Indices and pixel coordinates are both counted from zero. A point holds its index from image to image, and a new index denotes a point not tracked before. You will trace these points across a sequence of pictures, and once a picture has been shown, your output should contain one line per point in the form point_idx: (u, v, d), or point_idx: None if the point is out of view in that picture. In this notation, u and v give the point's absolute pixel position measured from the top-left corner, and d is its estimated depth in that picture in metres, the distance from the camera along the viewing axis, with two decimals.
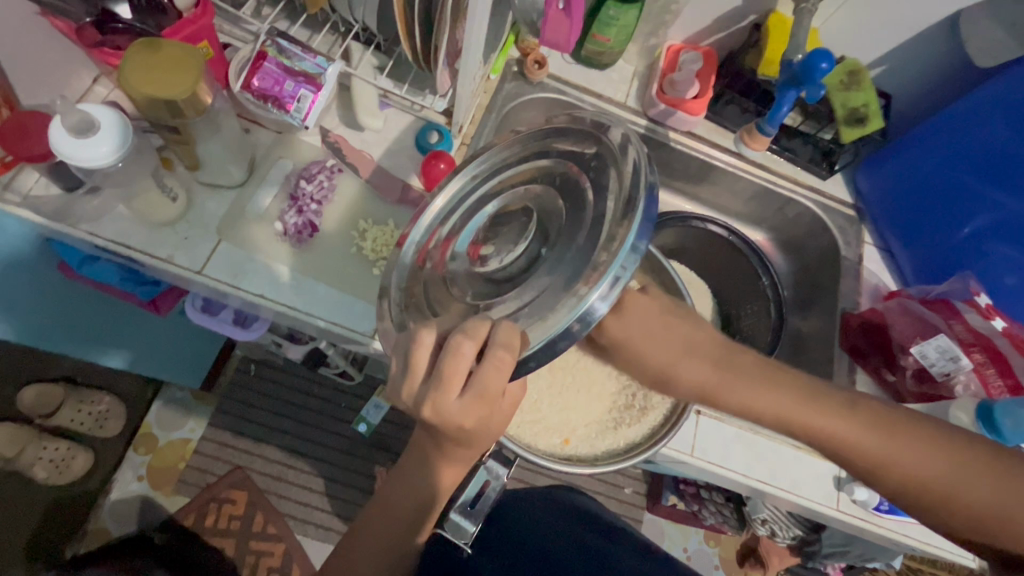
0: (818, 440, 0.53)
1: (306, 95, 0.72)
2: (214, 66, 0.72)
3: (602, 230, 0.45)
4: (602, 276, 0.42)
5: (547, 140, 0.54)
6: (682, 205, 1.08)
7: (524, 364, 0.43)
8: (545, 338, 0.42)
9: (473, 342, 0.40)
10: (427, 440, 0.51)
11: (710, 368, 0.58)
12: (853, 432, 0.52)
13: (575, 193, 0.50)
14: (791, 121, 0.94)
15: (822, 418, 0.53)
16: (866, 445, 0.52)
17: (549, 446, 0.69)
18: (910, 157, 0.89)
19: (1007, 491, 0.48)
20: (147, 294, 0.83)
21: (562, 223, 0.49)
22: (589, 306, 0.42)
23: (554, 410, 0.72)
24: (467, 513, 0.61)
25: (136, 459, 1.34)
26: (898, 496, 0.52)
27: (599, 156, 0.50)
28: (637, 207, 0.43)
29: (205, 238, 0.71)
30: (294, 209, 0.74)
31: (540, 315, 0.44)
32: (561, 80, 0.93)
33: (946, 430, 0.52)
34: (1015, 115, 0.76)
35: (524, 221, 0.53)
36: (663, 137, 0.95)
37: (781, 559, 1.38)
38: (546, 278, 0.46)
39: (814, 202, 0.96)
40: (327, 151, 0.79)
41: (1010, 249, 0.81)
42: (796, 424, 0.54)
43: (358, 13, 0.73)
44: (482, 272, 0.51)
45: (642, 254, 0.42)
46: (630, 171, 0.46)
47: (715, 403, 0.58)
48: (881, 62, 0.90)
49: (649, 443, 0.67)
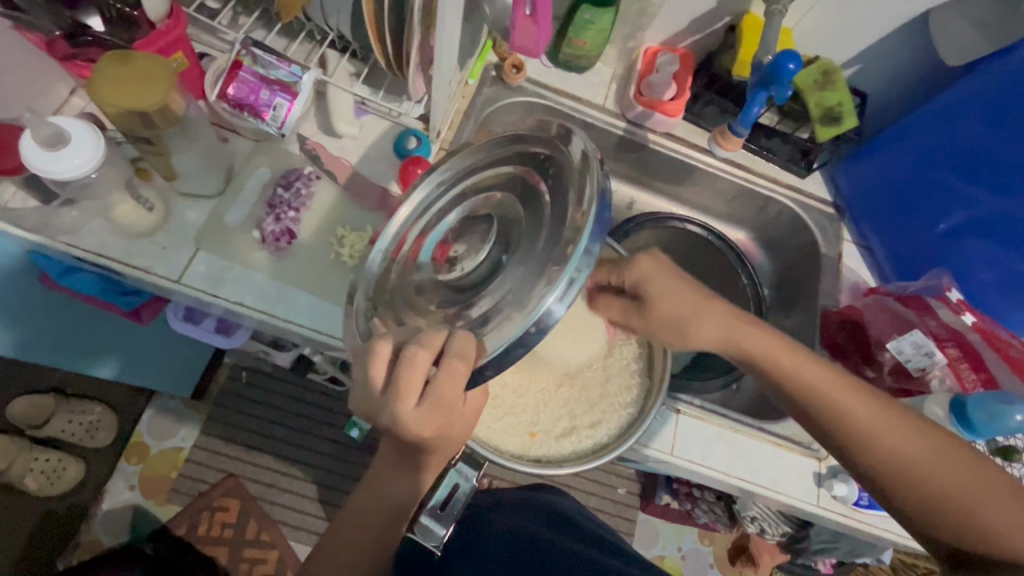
0: (812, 404, 0.58)
1: (282, 104, 0.73)
2: (189, 77, 0.73)
3: (559, 235, 0.46)
4: (557, 281, 0.43)
5: (509, 148, 0.54)
6: (665, 206, 1.08)
7: (482, 372, 0.43)
8: (501, 347, 0.43)
9: (427, 352, 0.41)
10: (398, 448, 0.51)
11: (727, 322, 0.61)
12: (846, 401, 0.57)
13: (535, 200, 0.51)
14: (768, 121, 0.95)
15: (822, 378, 0.58)
16: (856, 416, 0.56)
17: (519, 446, 0.68)
18: (893, 155, 0.90)
19: (973, 479, 0.52)
20: (129, 304, 0.83)
21: (523, 229, 0.50)
22: (546, 309, 0.42)
23: (524, 406, 0.71)
24: (438, 517, 0.60)
25: (128, 469, 1.33)
26: (873, 473, 0.56)
27: (557, 163, 0.51)
28: (590, 213, 0.44)
29: (183, 248, 0.71)
30: (272, 216, 0.75)
31: (498, 323, 0.44)
32: (540, 84, 0.94)
33: (929, 420, 0.56)
34: (989, 113, 0.77)
35: (486, 227, 0.53)
36: (642, 139, 0.96)
37: (772, 556, 1.38)
38: (506, 285, 0.47)
39: (792, 199, 0.97)
40: (305, 158, 0.79)
41: (986, 245, 0.81)
42: (794, 385, 0.59)
43: (332, 22, 0.74)
44: (448, 279, 0.52)
45: (596, 258, 0.43)
46: (584, 178, 0.47)
47: (728, 351, 0.62)
48: (854, 62, 0.91)
49: (619, 441, 0.67)
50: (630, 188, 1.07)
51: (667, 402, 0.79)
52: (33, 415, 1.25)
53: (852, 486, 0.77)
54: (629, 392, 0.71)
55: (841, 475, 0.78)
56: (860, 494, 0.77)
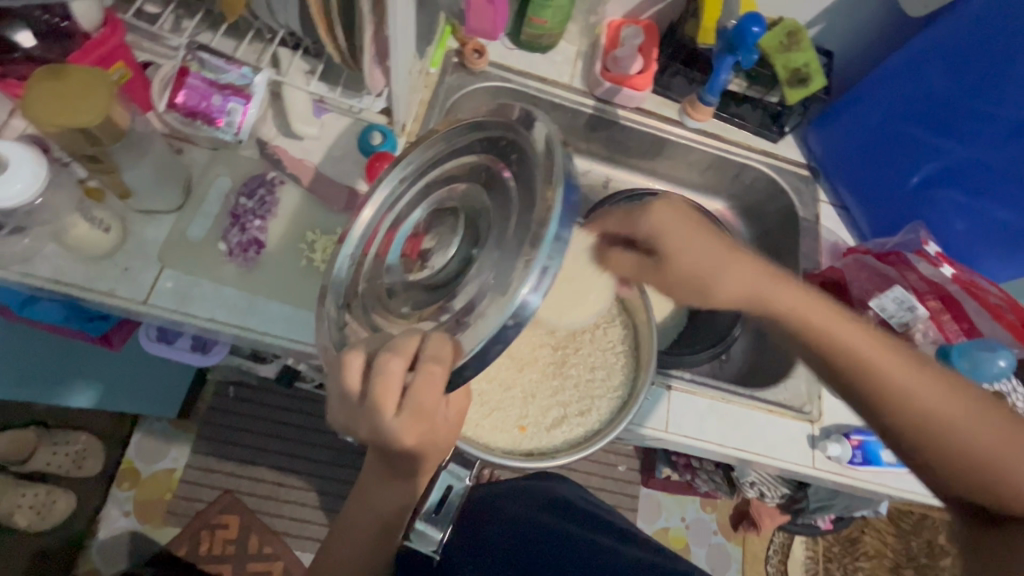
0: (846, 371, 0.53)
1: (236, 108, 0.71)
2: (133, 88, 0.70)
3: (524, 222, 0.44)
4: (530, 270, 0.41)
5: (468, 137, 0.52)
6: (641, 182, 1.07)
7: (461, 373, 0.42)
8: (478, 345, 0.41)
9: (401, 359, 0.40)
10: (383, 458, 0.50)
11: (753, 277, 0.56)
12: (886, 366, 0.51)
13: (499, 188, 0.48)
14: (737, 88, 0.93)
15: (851, 335, 0.53)
16: (896, 384, 0.50)
17: (509, 442, 0.66)
18: (862, 110, 0.89)
19: (1008, 440, 0.47)
20: (98, 331, 0.79)
21: (489, 221, 0.48)
22: (522, 300, 0.41)
23: (511, 400, 0.70)
24: (433, 521, 0.58)
25: (120, 494, 1.32)
26: (914, 449, 0.50)
27: (519, 147, 0.49)
28: (556, 197, 0.42)
29: (148, 267, 0.68)
30: (236, 227, 0.72)
31: (472, 320, 0.43)
32: (503, 68, 0.92)
33: (968, 382, 0.51)
34: (954, 61, 0.76)
35: (454, 220, 0.52)
36: (612, 116, 0.95)
37: (773, 519, 1.37)
38: (479, 281, 0.45)
39: (768, 164, 0.96)
40: (265, 162, 0.76)
41: (957, 195, 0.81)
42: (826, 351, 0.54)
43: (280, 18, 0.71)
44: (417, 279, 0.50)
45: (566, 243, 0.42)
46: (545, 159, 0.45)
47: (752, 307, 0.57)
48: (818, 21, 0.90)
49: (610, 426, 0.66)
50: (604, 167, 1.06)
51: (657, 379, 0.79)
52: (12, 450, 1.16)
53: (845, 445, 0.79)
54: (616, 374, 0.71)
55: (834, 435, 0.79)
56: (854, 452, 0.78)
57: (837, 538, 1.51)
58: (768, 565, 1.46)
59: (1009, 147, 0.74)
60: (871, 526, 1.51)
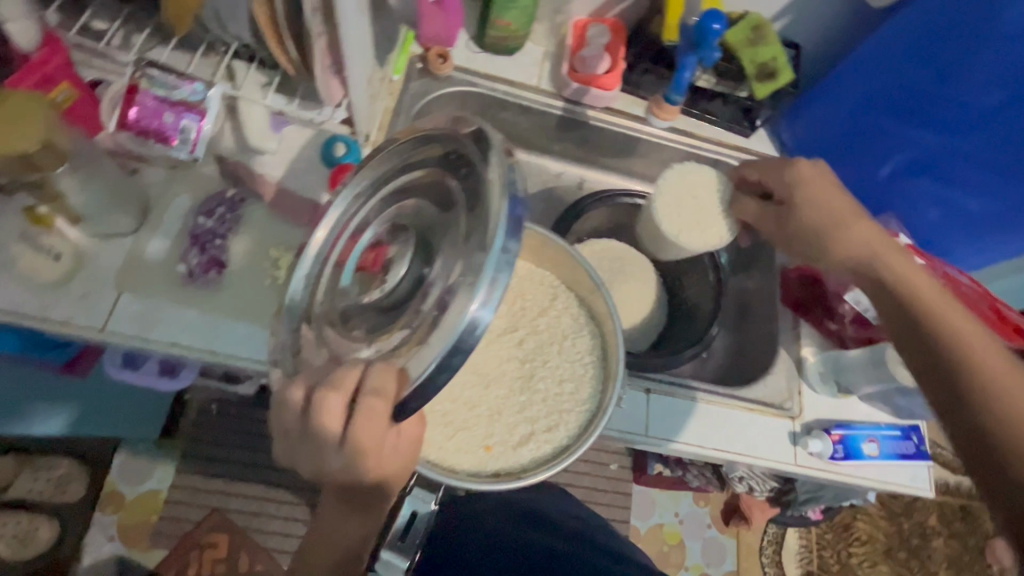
0: (936, 346, 0.54)
1: (191, 126, 0.69)
2: (81, 109, 0.67)
3: (471, 239, 0.43)
4: (478, 284, 0.40)
5: (414, 151, 0.51)
6: (617, 181, 1.05)
7: (410, 401, 0.40)
8: (424, 372, 0.40)
9: (339, 396, 0.40)
10: (340, 490, 0.49)
11: (873, 238, 0.63)
12: (978, 350, 0.51)
13: (449, 202, 0.48)
14: (706, 83, 0.91)
15: (955, 321, 0.54)
16: (980, 361, 0.50)
17: (476, 464, 0.64)
18: (827, 102, 0.88)
19: None
20: (61, 358, 0.77)
21: (440, 238, 0.47)
22: (472, 317, 0.40)
23: (479, 418, 0.68)
24: (400, 548, 0.57)
25: (105, 519, 1.28)
26: (983, 427, 0.47)
27: (467, 160, 0.47)
28: (499, 212, 0.41)
29: (104, 294, 0.66)
30: (196, 248, 0.70)
31: (419, 345, 0.41)
32: (469, 71, 0.90)
33: None
34: (920, 52, 0.75)
35: (404, 238, 0.50)
36: (582, 117, 0.94)
37: (762, 512, 1.39)
38: (429, 300, 0.44)
39: (738, 159, 0.96)
40: (226, 180, 0.74)
41: (925, 183, 0.83)
42: (933, 326, 0.55)
43: (233, 30, 0.69)
44: (370, 302, 0.49)
45: (514, 254, 0.41)
46: (491, 172, 0.44)
47: (865, 265, 0.63)
48: (783, 14, 0.89)
49: (578, 441, 0.64)
50: (578, 168, 1.04)
51: (636, 382, 0.78)
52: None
53: (827, 441, 0.78)
54: (586, 386, 0.69)
55: (815, 432, 0.78)
56: (835, 447, 0.78)
57: (830, 526, 1.51)
58: (763, 556, 1.46)
59: (977, 135, 0.75)
60: (863, 511, 1.51)
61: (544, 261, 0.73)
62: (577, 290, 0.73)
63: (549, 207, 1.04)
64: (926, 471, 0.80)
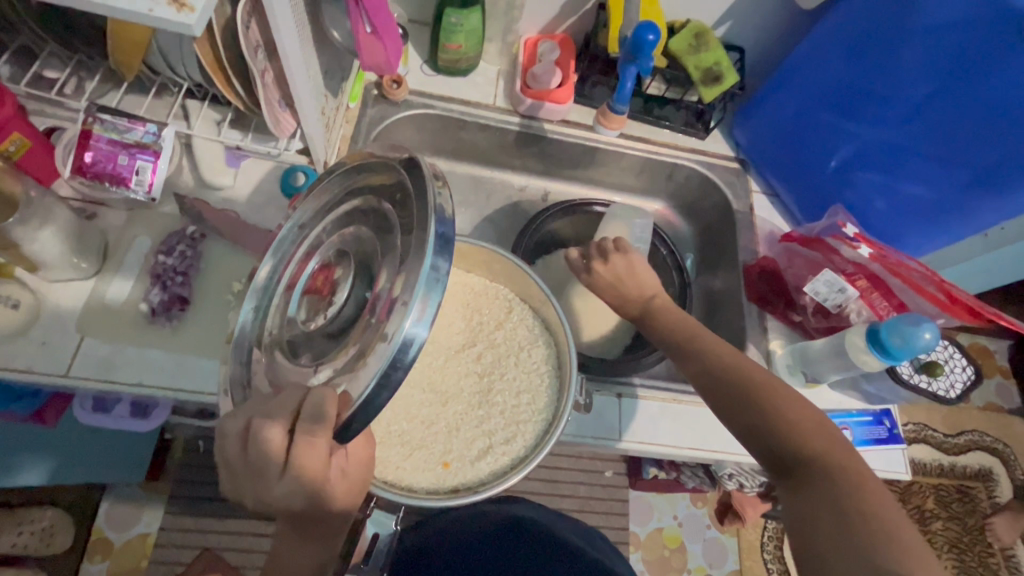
0: (736, 386, 0.59)
1: (145, 166, 0.70)
2: (33, 157, 0.68)
3: (405, 260, 0.44)
4: (412, 303, 0.41)
5: (355, 179, 0.54)
6: (580, 191, 1.07)
7: (351, 424, 0.41)
8: (364, 393, 0.41)
9: (279, 425, 0.42)
10: (296, 520, 0.49)
11: None
12: (759, 388, 0.58)
13: (384, 226, 0.49)
14: (656, 90, 0.97)
15: (740, 370, 0.60)
16: (773, 396, 0.57)
17: (434, 481, 0.65)
18: (774, 102, 0.92)
19: (856, 484, 0.49)
20: (29, 408, 0.76)
21: (379, 261, 0.48)
22: (407, 336, 0.41)
23: (435, 435, 0.68)
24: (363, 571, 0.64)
25: (93, 568, 1.24)
26: (781, 447, 0.54)
27: (402, 186, 0.49)
28: (427, 233, 0.42)
29: (66, 339, 0.66)
30: (158, 286, 0.70)
31: (361, 367, 0.42)
32: (424, 94, 0.93)
33: (830, 435, 0.54)
34: (846, 48, 0.79)
35: (344, 265, 0.52)
36: (539, 130, 0.96)
37: (756, 508, 1.33)
38: (369, 324, 0.45)
39: (692, 161, 0.98)
40: (185, 217, 0.75)
41: (872, 174, 0.83)
42: (770, 402, 0.56)
43: (181, 71, 0.70)
44: (314, 329, 0.50)
45: (446, 273, 0.42)
46: (424, 197, 0.45)
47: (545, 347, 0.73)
48: (724, 20, 0.92)
49: (533, 452, 0.64)
50: (541, 182, 1.06)
51: (607, 387, 0.79)
52: None
53: None
54: (543, 396, 0.70)
55: None
56: None
57: None
58: (764, 552, 1.45)
59: (911, 125, 0.76)
60: None
61: (500, 276, 0.75)
62: (530, 302, 0.75)
63: (514, 221, 1.04)
64: (901, 453, 0.78)
